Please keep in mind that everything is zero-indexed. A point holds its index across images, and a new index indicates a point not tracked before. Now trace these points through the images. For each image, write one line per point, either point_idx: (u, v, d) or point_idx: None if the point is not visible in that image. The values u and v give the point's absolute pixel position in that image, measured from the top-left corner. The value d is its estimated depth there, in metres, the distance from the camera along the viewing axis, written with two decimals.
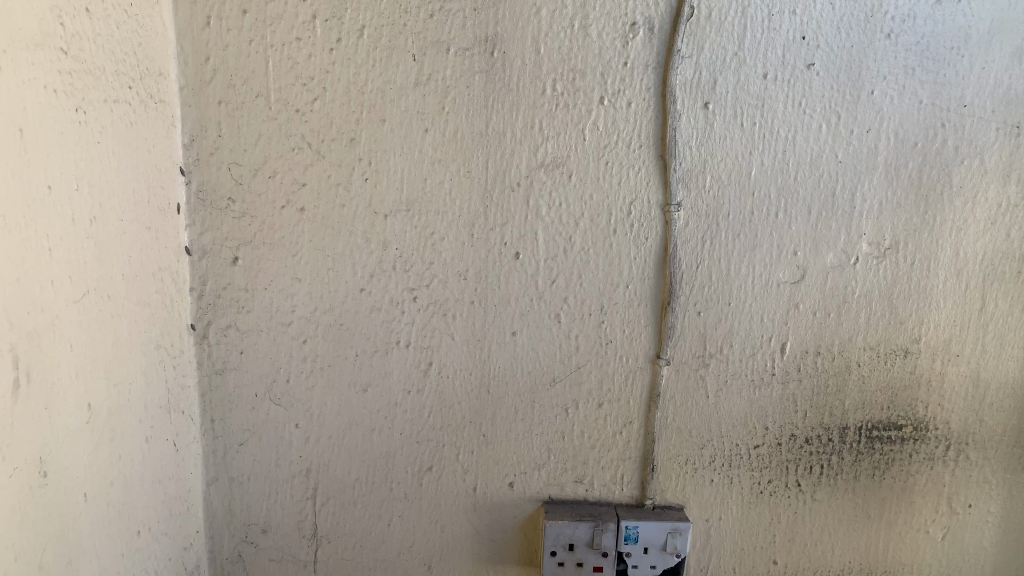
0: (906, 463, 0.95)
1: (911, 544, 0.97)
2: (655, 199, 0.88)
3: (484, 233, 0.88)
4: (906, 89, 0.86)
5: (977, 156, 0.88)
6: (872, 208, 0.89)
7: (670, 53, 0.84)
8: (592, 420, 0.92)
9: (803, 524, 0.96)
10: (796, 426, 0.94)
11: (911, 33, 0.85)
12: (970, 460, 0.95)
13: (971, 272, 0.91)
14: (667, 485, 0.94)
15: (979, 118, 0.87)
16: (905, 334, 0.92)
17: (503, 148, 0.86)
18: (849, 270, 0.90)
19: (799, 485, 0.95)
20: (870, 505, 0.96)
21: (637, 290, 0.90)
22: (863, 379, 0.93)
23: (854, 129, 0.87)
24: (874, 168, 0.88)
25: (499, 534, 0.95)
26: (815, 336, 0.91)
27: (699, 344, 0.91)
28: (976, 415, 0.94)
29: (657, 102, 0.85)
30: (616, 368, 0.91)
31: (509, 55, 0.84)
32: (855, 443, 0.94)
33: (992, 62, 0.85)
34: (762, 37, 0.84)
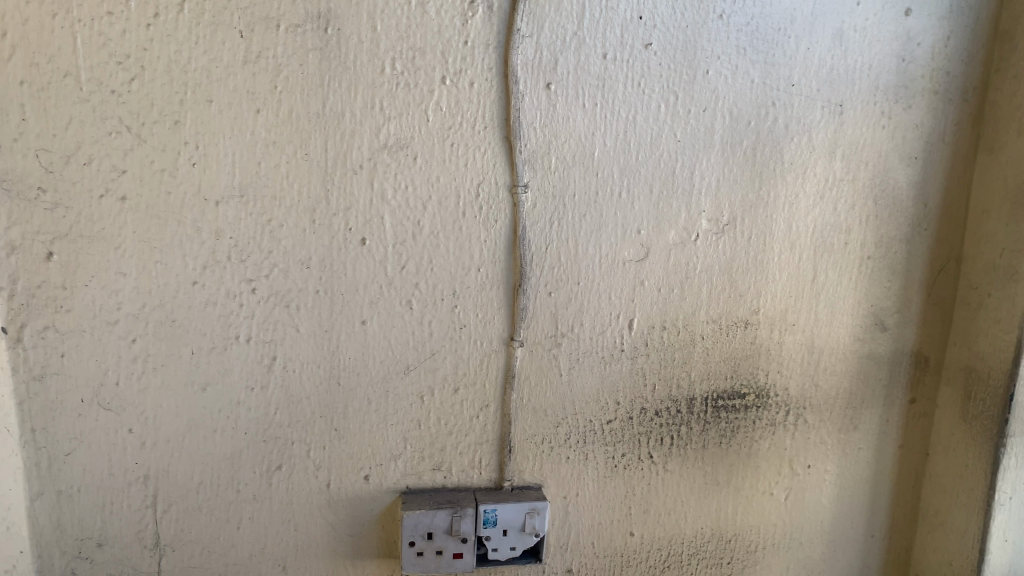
0: (750, 429, 0.99)
1: (758, 507, 1.02)
2: (502, 181, 0.87)
3: (326, 219, 0.84)
4: (739, 69, 0.88)
5: (805, 134, 0.92)
6: (711, 185, 0.91)
7: (510, 32, 0.83)
8: (447, 406, 0.91)
9: (656, 494, 0.99)
10: (646, 399, 0.96)
11: (742, 14, 0.87)
12: (807, 423, 1.01)
13: (803, 244, 0.95)
14: (524, 466, 0.94)
15: (806, 97, 0.91)
16: (745, 307, 0.95)
17: (342, 130, 0.82)
18: (691, 246, 0.92)
19: (651, 457, 0.97)
20: (719, 472, 1.00)
21: (487, 273, 0.89)
22: (708, 351, 0.96)
23: (692, 109, 0.89)
24: (711, 146, 0.90)
25: (356, 528, 0.93)
26: (661, 311, 0.93)
27: (551, 324, 0.91)
28: (812, 380, 1.00)
29: (499, 82, 0.84)
30: (470, 352, 0.90)
31: (344, 33, 0.80)
32: (702, 413, 0.98)
33: (815, 44, 0.89)
34: (600, 17, 0.84)
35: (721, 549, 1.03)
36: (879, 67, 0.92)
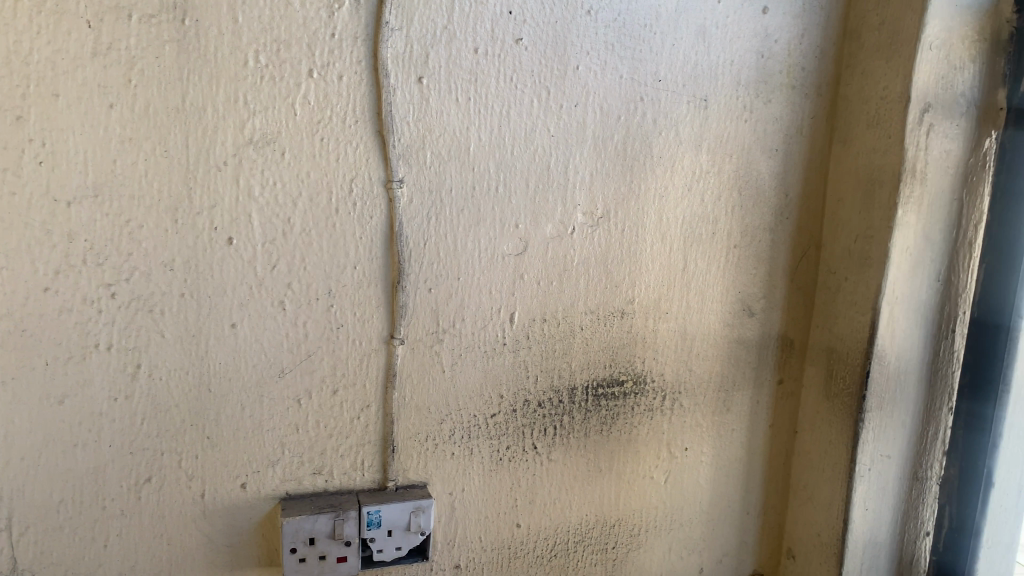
0: (630, 415, 1.02)
1: (639, 490, 1.05)
2: (376, 176, 0.85)
3: (189, 219, 0.80)
4: (607, 64, 0.90)
5: (672, 128, 0.95)
6: (585, 179, 0.92)
7: (378, 25, 0.81)
8: (327, 408, 0.89)
9: (541, 485, 1.00)
10: (529, 391, 0.96)
11: (609, 10, 0.89)
12: (683, 407, 1.04)
13: (675, 235, 0.98)
14: (409, 465, 0.93)
15: (673, 92, 0.94)
16: (621, 297, 0.98)
17: (204, 126, 0.79)
18: (567, 239, 0.93)
19: (535, 448, 0.98)
20: (601, 459, 1.02)
21: (365, 271, 0.87)
22: (587, 341, 0.97)
23: (564, 103, 0.90)
24: (583, 140, 0.91)
25: (235, 538, 0.89)
26: (540, 304, 0.94)
27: (431, 320, 0.91)
28: (686, 365, 1.03)
29: (369, 75, 0.83)
30: (348, 352, 0.88)
31: (203, 24, 0.77)
32: (583, 402, 0.99)
33: (680, 40, 0.92)
34: (469, 11, 0.84)
35: (606, 534, 1.05)
36: (740, 63, 0.95)
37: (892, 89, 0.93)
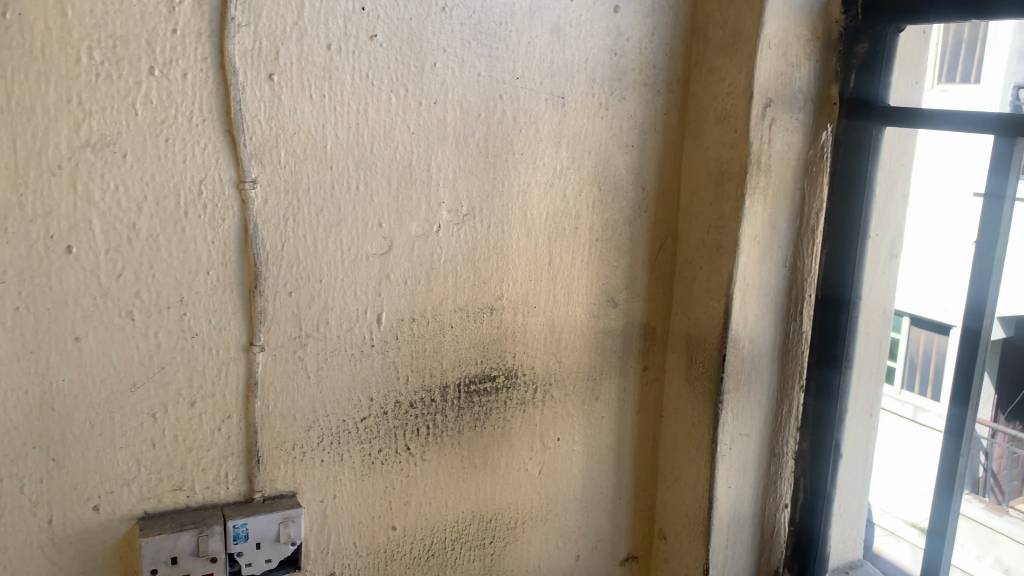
0: (502, 410, 1.03)
1: (514, 483, 1.06)
2: (227, 177, 0.82)
3: (23, 226, 0.74)
4: (465, 62, 0.90)
5: (532, 125, 0.96)
6: (448, 177, 0.92)
7: (224, 21, 0.78)
8: (185, 421, 0.85)
9: (416, 485, 0.99)
10: (399, 392, 0.95)
11: (464, 8, 0.89)
12: (554, 398, 1.06)
13: (539, 230, 0.99)
14: (276, 474, 0.91)
15: (531, 90, 0.95)
16: (489, 293, 0.98)
17: (34, 127, 0.73)
18: (433, 237, 0.93)
19: (408, 448, 0.98)
20: (475, 455, 1.02)
21: (219, 275, 0.84)
22: (457, 339, 0.97)
23: (423, 101, 0.89)
24: (444, 138, 0.91)
25: (88, 564, 0.84)
26: (408, 303, 0.93)
27: (294, 325, 0.88)
28: (555, 357, 1.05)
29: (216, 73, 0.79)
30: (205, 361, 0.85)
31: (28, 17, 0.70)
32: (455, 399, 0.99)
33: (536, 38, 0.93)
34: (321, 7, 0.82)
35: (483, 530, 1.06)
36: (595, 61, 0.98)
37: (736, 85, 0.97)
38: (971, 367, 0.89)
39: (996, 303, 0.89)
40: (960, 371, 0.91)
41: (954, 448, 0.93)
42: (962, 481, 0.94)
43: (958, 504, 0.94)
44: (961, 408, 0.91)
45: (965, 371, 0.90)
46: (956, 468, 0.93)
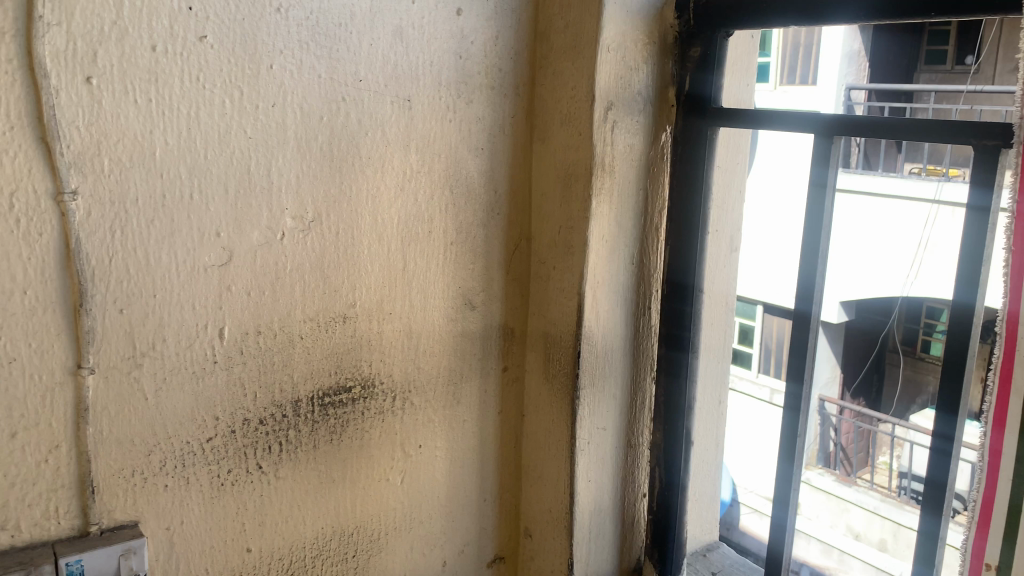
0: (360, 420, 1.00)
1: (376, 494, 1.04)
2: (43, 189, 0.75)
3: None
4: (304, 63, 0.87)
5: (378, 128, 0.94)
6: (290, 182, 0.89)
7: (31, 19, 0.71)
8: (5, 456, 0.77)
9: (270, 504, 0.96)
10: (247, 409, 0.91)
11: (300, 8, 0.86)
12: (415, 405, 1.05)
13: (391, 235, 0.98)
14: (114, 504, 0.85)
15: (375, 92, 0.93)
16: (341, 301, 0.95)
17: None
18: (277, 245, 0.90)
19: (259, 467, 0.94)
20: (333, 469, 0.99)
21: (39, 294, 0.76)
22: (308, 350, 0.94)
23: (260, 104, 0.86)
24: (285, 142, 0.88)
25: None
26: (252, 316, 0.90)
27: (127, 344, 0.82)
28: (413, 363, 1.03)
29: (25, 75, 0.72)
30: (27, 389, 0.77)
31: None
32: (309, 413, 0.96)
33: (378, 39, 0.92)
34: (142, 6, 0.77)
35: (344, 545, 1.03)
36: (440, 63, 0.97)
37: (579, 88, 0.99)
38: (802, 346, 0.93)
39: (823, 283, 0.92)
40: (795, 350, 0.94)
41: (792, 422, 0.96)
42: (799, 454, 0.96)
43: (799, 475, 0.97)
44: (796, 385, 0.94)
45: (797, 350, 0.94)
46: (794, 441, 0.96)
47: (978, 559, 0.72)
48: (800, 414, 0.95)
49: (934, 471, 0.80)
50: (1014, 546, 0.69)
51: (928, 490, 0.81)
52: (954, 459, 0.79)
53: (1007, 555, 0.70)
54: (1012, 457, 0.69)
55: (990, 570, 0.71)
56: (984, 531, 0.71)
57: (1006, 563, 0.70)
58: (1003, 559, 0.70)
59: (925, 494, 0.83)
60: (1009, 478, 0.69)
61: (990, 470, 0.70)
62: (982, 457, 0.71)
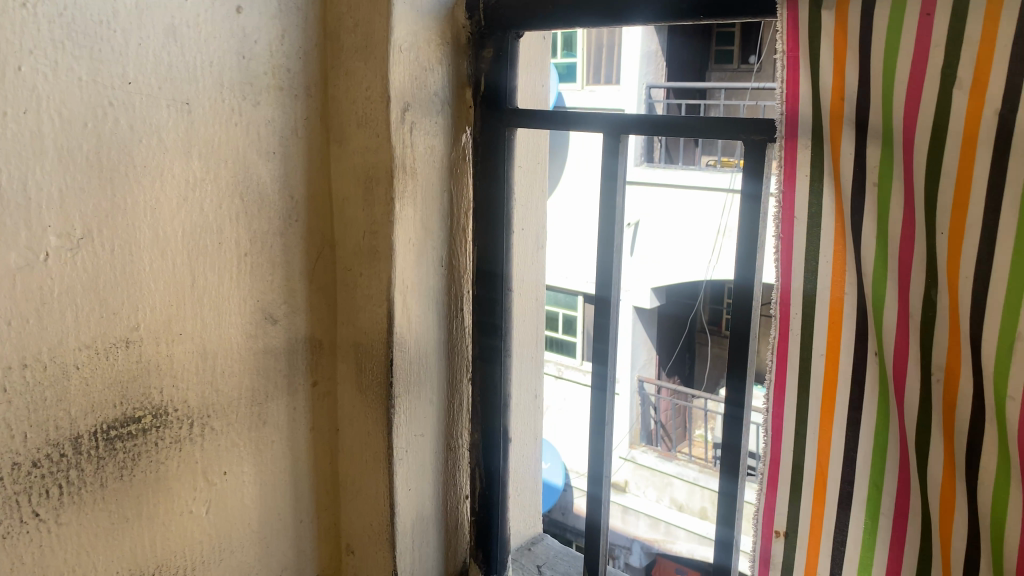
0: (154, 453, 0.92)
1: (178, 529, 0.96)
2: None
3: None
4: (60, 65, 0.77)
5: (155, 135, 0.85)
6: (53, 198, 0.78)
7: None
8: None
9: (52, 555, 0.85)
10: (16, 453, 0.80)
11: (50, 2, 0.75)
12: (215, 430, 0.97)
13: (176, 249, 0.89)
14: None
15: (147, 96, 0.84)
16: (121, 325, 0.86)
17: None
18: (40, 268, 0.78)
19: (36, 515, 0.83)
20: (125, 508, 0.90)
21: None
22: (86, 381, 0.84)
23: (7, 111, 0.74)
24: (43, 152, 0.77)
25: None
26: (15, 349, 0.78)
27: None
28: (212, 386, 0.96)
29: None
30: None
31: None
32: (92, 450, 0.86)
33: (148, 39, 0.83)
34: None
35: None
36: (220, 65, 0.90)
37: (373, 90, 0.96)
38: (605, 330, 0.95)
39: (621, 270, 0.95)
40: (597, 333, 0.96)
41: (601, 401, 0.98)
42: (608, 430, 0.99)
43: (610, 445, 1.00)
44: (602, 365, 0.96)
45: (600, 334, 0.96)
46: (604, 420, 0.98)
47: (767, 528, 0.75)
48: (607, 391, 0.97)
49: (728, 436, 0.85)
50: (800, 503, 0.73)
51: (724, 455, 0.86)
52: (746, 424, 0.83)
53: (793, 519, 0.74)
54: (793, 421, 0.72)
55: (778, 537, 0.75)
56: (771, 498, 0.74)
57: (793, 529, 0.74)
58: (790, 525, 0.74)
59: (721, 459, 0.87)
60: (792, 442, 0.73)
61: (774, 431, 0.73)
62: (766, 419, 0.73)
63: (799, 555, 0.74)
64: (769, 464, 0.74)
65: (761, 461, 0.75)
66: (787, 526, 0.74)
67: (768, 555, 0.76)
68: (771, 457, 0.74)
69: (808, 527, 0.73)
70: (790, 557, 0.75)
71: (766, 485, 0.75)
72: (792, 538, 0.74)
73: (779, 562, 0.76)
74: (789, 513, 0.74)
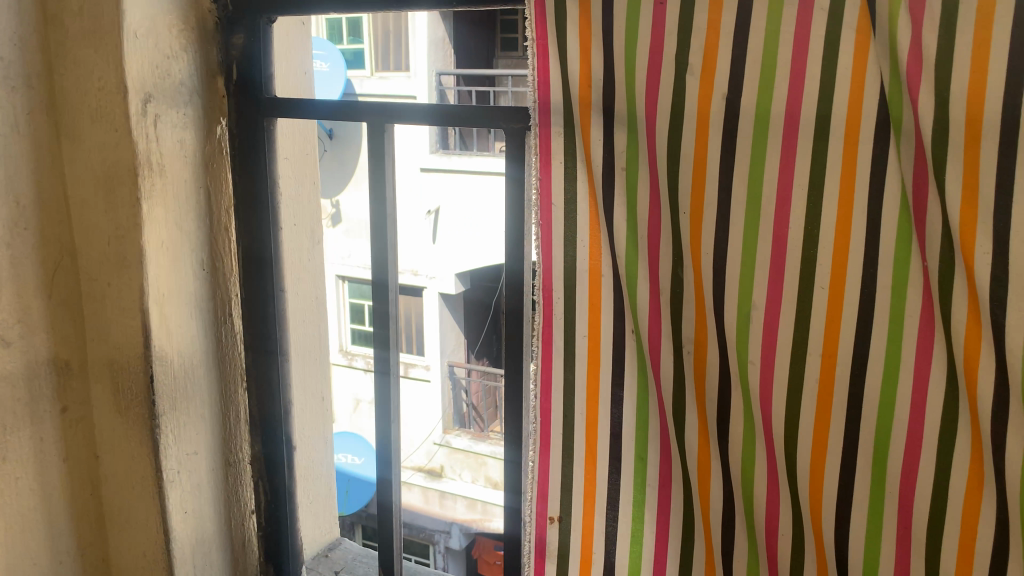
0: None
1: None
2: None
3: None
4: None
5: None
6: None
7: None
8: None
9: None
10: None
11: None
12: None
13: None
14: None
15: None
16: None
17: None
18: None
19: None
20: None
21: None
22: None
23: None
24: None
25: None
26: None
27: None
28: None
29: None
30: None
31: None
32: None
33: None
34: None
35: None
36: None
37: (107, 80, 0.87)
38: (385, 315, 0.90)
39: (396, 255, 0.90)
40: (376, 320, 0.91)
41: (384, 387, 0.94)
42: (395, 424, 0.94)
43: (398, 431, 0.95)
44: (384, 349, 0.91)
45: (379, 320, 0.91)
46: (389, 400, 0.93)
47: (541, 516, 0.75)
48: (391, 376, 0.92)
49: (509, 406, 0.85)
50: (573, 464, 0.74)
51: (507, 426, 0.85)
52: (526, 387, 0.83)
53: (566, 506, 0.75)
54: (561, 398, 0.73)
55: (552, 523, 0.75)
56: (544, 486, 0.75)
57: (566, 513, 0.75)
58: (563, 509, 0.75)
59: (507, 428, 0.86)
60: (560, 415, 0.73)
61: (544, 412, 0.74)
62: (536, 400, 0.74)
63: (573, 536, 0.75)
64: (540, 455, 0.75)
65: (533, 453, 0.75)
66: (560, 511, 0.75)
67: (542, 542, 0.76)
68: (541, 419, 0.74)
69: (581, 511, 0.75)
70: (565, 542, 0.76)
71: (538, 474, 0.75)
72: (566, 522, 0.75)
73: (554, 547, 0.76)
74: (561, 498, 0.75)
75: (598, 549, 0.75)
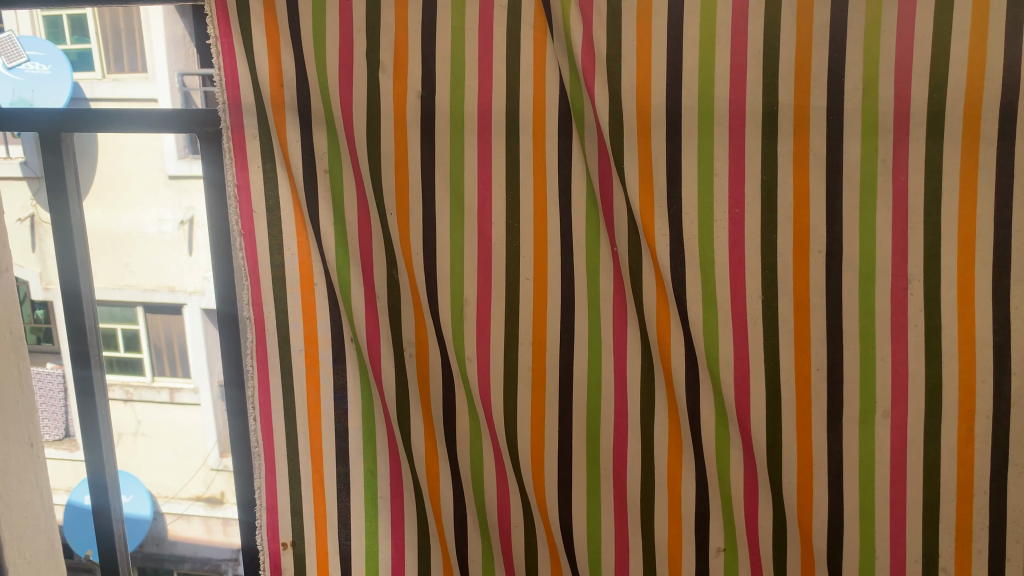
0: None
1: None
2: None
3: None
4: None
5: None
6: None
7: None
8: None
9: None
10: None
11: None
12: None
13: None
14: None
15: None
16: None
17: None
18: None
19: None
20: None
21: None
22: None
23: None
24: None
25: None
26: None
27: None
28: None
29: None
30: None
31: None
32: None
33: None
34: None
35: None
36: None
37: None
38: (81, 331, 0.77)
39: (90, 270, 0.77)
40: (72, 336, 0.78)
41: (90, 411, 0.79)
42: (111, 442, 0.82)
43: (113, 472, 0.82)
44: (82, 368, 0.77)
45: (76, 337, 0.78)
46: (97, 429, 0.80)
47: (273, 542, 0.71)
48: (97, 399, 0.78)
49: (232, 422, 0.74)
50: (300, 483, 0.71)
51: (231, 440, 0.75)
52: None
53: (298, 527, 0.71)
54: (282, 418, 0.70)
55: (286, 549, 0.72)
56: (273, 510, 0.71)
57: (299, 537, 0.71)
58: (295, 532, 0.71)
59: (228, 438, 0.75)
60: (283, 432, 0.70)
61: (265, 434, 0.70)
62: (255, 425, 0.70)
63: (308, 559, 0.72)
64: (266, 484, 0.70)
65: (257, 481, 0.70)
66: (292, 535, 0.71)
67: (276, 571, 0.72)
68: (264, 439, 0.70)
69: (313, 533, 0.72)
70: (301, 562, 0.72)
71: (266, 503, 0.71)
72: (300, 547, 0.72)
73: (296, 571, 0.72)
74: (292, 520, 0.71)
75: (335, 566, 0.72)
